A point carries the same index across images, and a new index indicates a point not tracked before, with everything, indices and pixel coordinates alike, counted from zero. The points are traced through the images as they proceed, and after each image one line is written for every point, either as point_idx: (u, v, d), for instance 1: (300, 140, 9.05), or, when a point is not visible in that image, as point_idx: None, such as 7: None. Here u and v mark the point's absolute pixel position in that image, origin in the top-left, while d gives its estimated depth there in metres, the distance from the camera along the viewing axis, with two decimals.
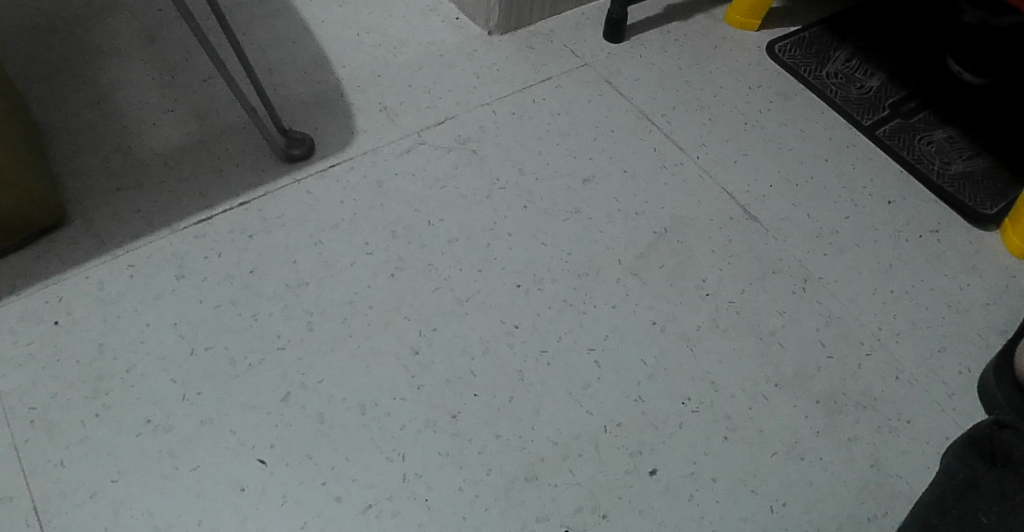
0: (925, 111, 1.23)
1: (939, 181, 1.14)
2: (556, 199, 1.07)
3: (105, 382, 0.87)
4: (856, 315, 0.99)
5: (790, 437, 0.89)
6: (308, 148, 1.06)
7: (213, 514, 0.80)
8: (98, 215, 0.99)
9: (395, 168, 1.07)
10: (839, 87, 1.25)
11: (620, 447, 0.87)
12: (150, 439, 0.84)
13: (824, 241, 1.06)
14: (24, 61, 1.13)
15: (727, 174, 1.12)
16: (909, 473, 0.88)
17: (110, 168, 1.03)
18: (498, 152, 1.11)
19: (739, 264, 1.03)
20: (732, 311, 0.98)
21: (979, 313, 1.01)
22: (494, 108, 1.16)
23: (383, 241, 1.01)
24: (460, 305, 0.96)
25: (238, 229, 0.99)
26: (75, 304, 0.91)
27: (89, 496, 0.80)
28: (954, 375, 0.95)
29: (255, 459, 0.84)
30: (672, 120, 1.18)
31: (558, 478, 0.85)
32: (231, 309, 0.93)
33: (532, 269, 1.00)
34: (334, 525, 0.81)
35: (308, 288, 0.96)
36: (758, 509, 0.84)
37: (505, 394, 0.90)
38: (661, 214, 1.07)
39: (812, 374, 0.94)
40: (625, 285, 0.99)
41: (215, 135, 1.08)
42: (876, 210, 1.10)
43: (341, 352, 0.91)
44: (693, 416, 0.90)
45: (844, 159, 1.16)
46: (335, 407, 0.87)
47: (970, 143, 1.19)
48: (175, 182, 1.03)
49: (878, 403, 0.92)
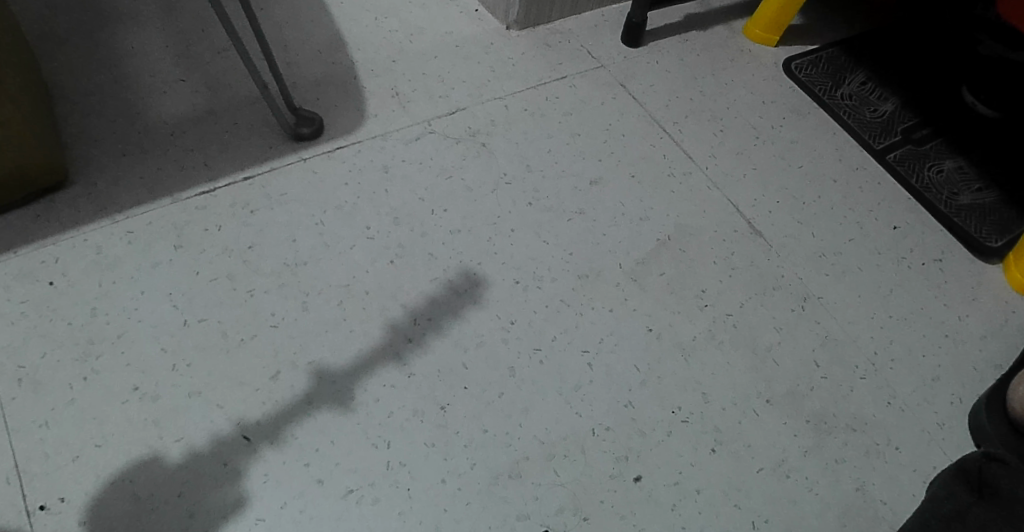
0: (937, 139, 1.21)
1: (946, 210, 1.13)
2: (561, 198, 1.06)
3: (96, 345, 0.87)
4: (853, 338, 0.98)
5: (778, 455, 0.88)
6: (317, 127, 1.06)
7: (193, 486, 0.80)
8: (102, 179, 0.99)
9: (403, 155, 1.07)
10: (852, 109, 1.24)
11: (607, 451, 0.86)
12: (135, 406, 0.84)
13: (827, 261, 1.05)
14: (40, 19, 1.13)
15: (735, 187, 1.11)
16: (895, 500, 0.87)
17: (118, 133, 1.03)
18: (507, 147, 1.10)
19: (740, 277, 1.02)
20: (729, 323, 0.97)
21: (977, 346, 1.00)
22: (507, 103, 1.15)
23: (385, 226, 1.00)
24: (458, 297, 0.96)
25: (241, 205, 1.00)
26: (73, 267, 0.92)
27: (72, 459, 0.80)
28: (947, 406, 0.94)
29: (240, 435, 0.83)
30: (684, 129, 1.17)
31: (543, 478, 0.84)
32: (227, 283, 0.93)
33: (531, 266, 0.99)
34: (312, 506, 0.80)
35: (306, 268, 0.96)
36: (741, 524, 0.83)
37: (493, 389, 0.89)
38: (665, 221, 1.06)
39: (805, 393, 0.93)
40: (622, 288, 0.99)
41: (226, 109, 1.08)
42: (883, 234, 1.09)
43: (332, 334, 0.91)
44: (681, 426, 0.89)
45: (853, 180, 1.15)
46: (324, 388, 0.87)
47: (979, 174, 1.18)
48: (182, 153, 1.03)
49: (870, 427, 0.91)
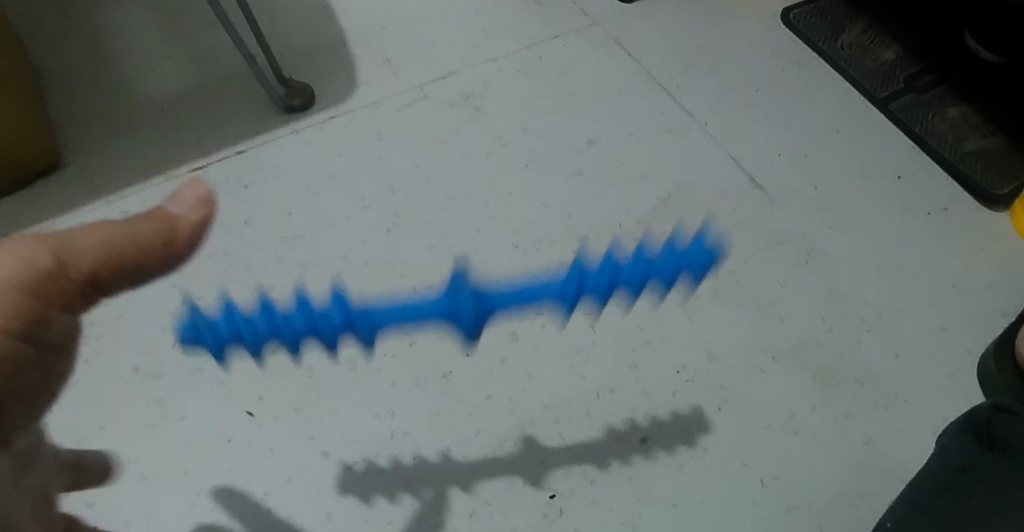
0: (941, 85, 1.18)
1: (951, 158, 1.10)
2: (559, 159, 1.05)
3: (96, 327, 0.88)
4: (859, 291, 0.97)
5: (785, 411, 0.87)
6: (308, 98, 1.05)
7: (198, 464, 0.80)
8: (93, 159, 1.01)
9: (396, 122, 1.06)
10: (853, 58, 1.21)
11: (612, 413, 0.85)
12: (138, 386, 0.85)
13: (830, 214, 1.03)
14: (29, 9, 1.16)
15: (735, 141, 1.09)
16: (905, 453, 0.85)
17: (108, 114, 1.05)
18: (501, 110, 1.09)
19: (742, 233, 1.00)
20: (733, 281, 0.96)
21: (985, 295, 0.98)
22: (499, 65, 1.13)
23: (380, 196, 0.99)
24: (457, 264, 0.94)
25: (234, 179, 1.00)
26: None
27: (78, 442, 0.81)
28: (956, 357, 0.93)
29: (243, 411, 0.83)
30: (681, 84, 1.14)
31: (549, 442, 0.83)
32: (224, 259, 0.93)
33: (530, 231, 0.98)
34: (317, 479, 0.80)
35: (303, 241, 0.95)
36: (749, 482, 0.82)
37: (496, 354, 0.88)
38: (665, 179, 1.04)
39: (811, 347, 0.92)
40: (623, 249, 0.97)
41: (214, 84, 1.08)
42: (886, 185, 1.07)
43: (331, 306, 0.90)
44: (688, 386, 0.88)
45: (855, 131, 1.13)
46: (325, 360, 0.87)
47: (985, 118, 1.14)
48: (173, 130, 1.04)
49: (877, 380, 0.90)
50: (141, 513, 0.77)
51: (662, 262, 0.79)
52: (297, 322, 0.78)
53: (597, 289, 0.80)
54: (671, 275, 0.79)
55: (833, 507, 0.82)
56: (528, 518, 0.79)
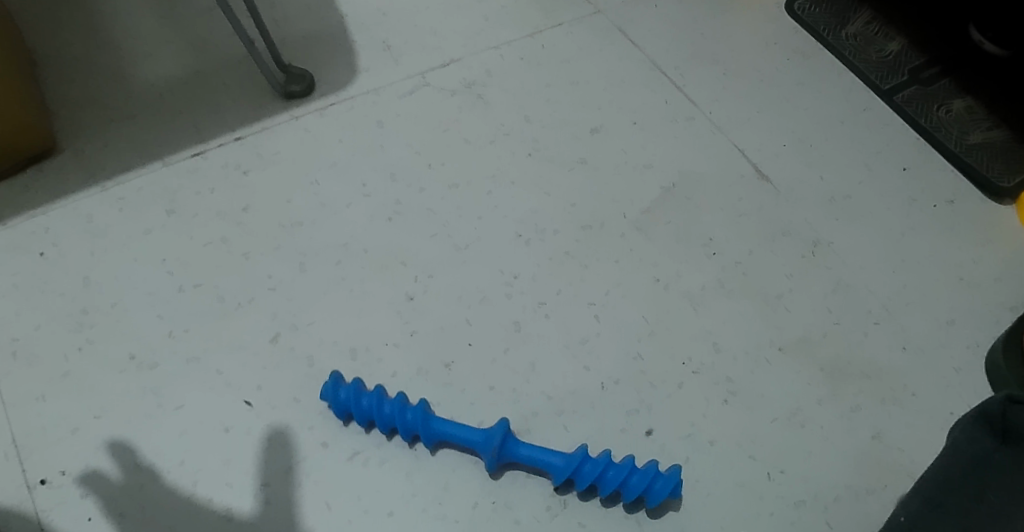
0: (947, 77, 1.16)
1: (957, 150, 1.08)
2: (562, 148, 1.03)
3: (90, 315, 0.87)
4: (866, 284, 0.95)
5: (791, 404, 0.86)
6: (308, 85, 1.04)
7: (195, 454, 0.79)
8: (88, 145, 0.99)
9: (396, 109, 1.04)
10: (858, 49, 1.19)
11: (617, 405, 0.84)
12: (134, 375, 0.83)
13: (836, 205, 1.02)
14: None
15: (740, 131, 1.08)
16: (913, 448, 0.84)
17: (105, 100, 1.03)
18: (504, 98, 1.07)
19: (748, 224, 0.99)
20: (738, 272, 0.95)
21: (992, 289, 0.97)
22: (502, 52, 1.12)
23: (380, 183, 0.98)
24: (459, 253, 0.93)
25: (233, 166, 0.98)
26: (63, 237, 0.92)
27: (72, 432, 0.80)
28: (963, 351, 0.91)
29: (241, 400, 0.82)
30: (685, 73, 1.13)
31: (552, 434, 0.82)
32: (222, 246, 0.92)
33: (533, 219, 0.96)
34: (317, 470, 0.79)
35: (302, 229, 0.94)
36: (755, 476, 0.81)
37: (499, 345, 0.87)
38: (670, 168, 1.03)
39: (818, 339, 0.91)
40: (627, 239, 0.96)
41: (212, 70, 1.07)
42: (893, 177, 1.06)
43: (332, 295, 0.89)
44: (693, 378, 0.86)
45: (862, 122, 1.11)
46: (324, 349, 0.85)
47: (992, 111, 1.13)
48: (171, 116, 1.02)
49: (884, 373, 0.89)
50: (137, 504, 0.76)
51: (640, 476, 0.73)
52: (379, 405, 0.77)
53: (585, 474, 0.74)
54: (642, 489, 0.73)
55: (840, 502, 0.80)
56: (532, 511, 0.78)
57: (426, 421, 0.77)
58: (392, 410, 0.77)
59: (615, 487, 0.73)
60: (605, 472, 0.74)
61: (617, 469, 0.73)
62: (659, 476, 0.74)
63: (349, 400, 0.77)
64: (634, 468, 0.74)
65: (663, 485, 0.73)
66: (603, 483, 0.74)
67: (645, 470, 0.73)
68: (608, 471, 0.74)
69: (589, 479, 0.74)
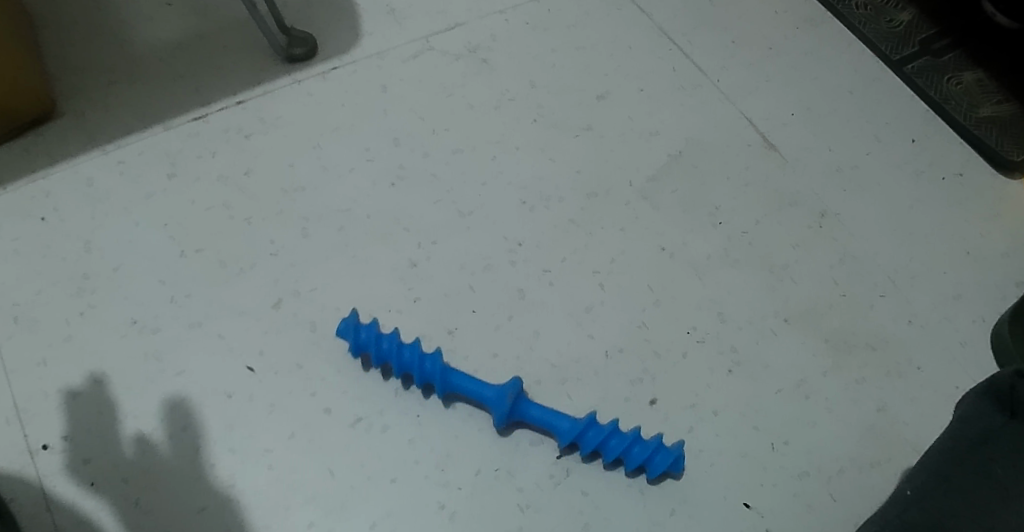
0: (958, 48, 1.14)
1: (966, 123, 1.07)
2: (568, 114, 1.02)
3: (91, 280, 0.86)
4: (873, 255, 0.95)
5: (796, 375, 0.85)
6: (310, 48, 1.02)
7: (197, 419, 0.79)
8: (88, 108, 0.97)
9: (400, 74, 1.03)
10: (868, 19, 1.17)
11: (621, 374, 0.84)
12: (135, 340, 0.82)
13: (844, 176, 1.01)
14: None
15: (748, 99, 1.06)
16: (917, 420, 0.84)
17: (104, 62, 1.01)
18: (509, 63, 1.05)
19: (755, 194, 0.98)
20: (745, 242, 0.94)
21: (1000, 263, 0.96)
22: (507, 16, 1.10)
23: (384, 149, 0.97)
24: (463, 220, 0.92)
25: (234, 130, 0.97)
26: (63, 201, 0.91)
27: (74, 397, 0.79)
28: (969, 324, 0.91)
29: (243, 366, 0.81)
30: (694, 40, 1.11)
31: (556, 402, 0.81)
32: (224, 211, 0.91)
33: (538, 186, 0.95)
34: (320, 436, 0.78)
35: (305, 194, 0.93)
36: (759, 446, 0.81)
37: (502, 313, 0.86)
38: (677, 137, 1.01)
39: (824, 311, 0.90)
40: (633, 207, 0.95)
41: (212, 31, 1.05)
42: (902, 148, 1.05)
43: (334, 261, 0.88)
44: (698, 348, 0.86)
45: (871, 92, 1.10)
46: (327, 316, 0.85)
47: (1002, 83, 1.11)
48: (171, 79, 1.00)
49: (889, 346, 0.88)
50: (140, 469, 0.76)
51: (642, 448, 0.74)
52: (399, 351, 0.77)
53: (588, 440, 0.74)
54: (642, 461, 0.73)
55: (843, 473, 0.80)
56: (535, 479, 0.78)
57: (442, 372, 0.76)
58: (410, 356, 0.76)
59: (616, 455, 0.74)
60: (608, 441, 0.74)
61: (620, 438, 0.74)
62: (660, 449, 0.74)
63: (369, 341, 0.77)
64: (638, 440, 0.74)
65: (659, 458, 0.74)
66: (605, 450, 0.74)
67: (648, 443, 0.73)
68: (612, 439, 0.74)
69: (592, 445, 0.74)
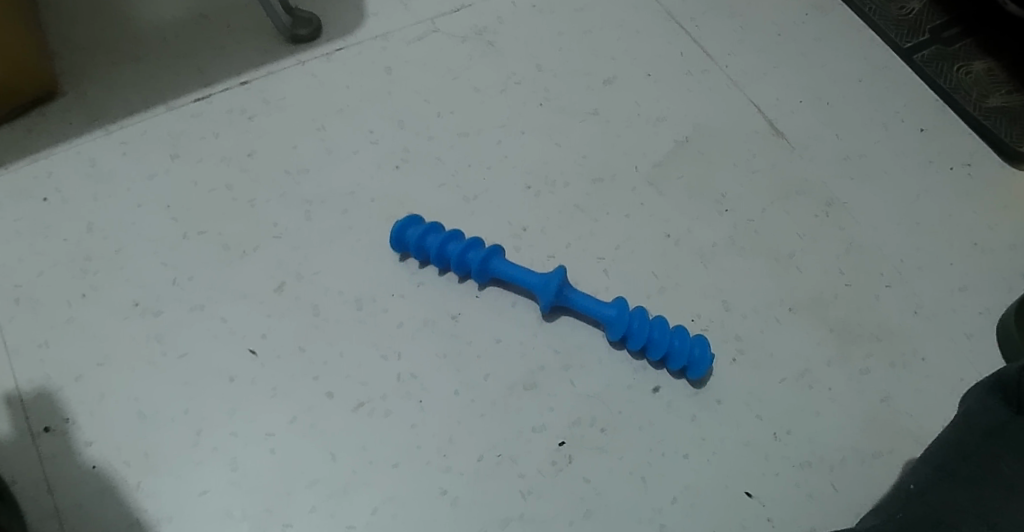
0: (969, 37, 1.13)
1: (975, 112, 1.06)
2: (574, 99, 1.01)
3: (93, 262, 0.85)
4: (879, 245, 0.94)
5: (800, 365, 0.85)
6: (315, 28, 1.01)
7: (199, 401, 0.78)
8: (91, 87, 0.97)
9: (405, 56, 1.02)
10: (879, 6, 1.16)
11: (624, 361, 0.83)
12: (137, 322, 0.82)
13: (852, 164, 1.00)
14: None
15: (757, 86, 1.05)
16: (920, 412, 0.84)
17: (107, 41, 1.01)
18: (515, 46, 1.04)
19: (762, 181, 0.97)
20: (750, 230, 0.93)
21: (1007, 254, 0.95)
22: None
23: (388, 131, 0.96)
24: (467, 204, 0.91)
25: (238, 111, 0.96)
26: (65, 182, 0.90)
27: (75, 379, 0.79)
28: (974, 316, 0.90)
29: (245, 349, 0.81)
30: (702, 25, 1.10)
31: (558, 389, 0.81)
32: (227, 193, 0.90)
33: (544, 171, 0.95)
34: (322, 420, 0.78)
35: (308, 176, 0.92)
36: (761, 435, 0.81)
37: (506, 298, 0.86)
38: (684, 123, 1.00)
39: (829, 300, 0.89)
40: (638, 193, 0.94)
41: (216, 11, 1.04)
42: (911, 137, 1.04)
43: (338, 244, 0.88)
44: (702, 335, 0.85)
45: (881, 80, 1.09)
46: (330, 299, 0.84)
47: (1013, 73, 1.10)
48: (175, 59, 0.99)
49: (894, 336, 0.88)
50: (141, 451, 0.76)
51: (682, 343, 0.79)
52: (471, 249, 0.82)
53: (635, 331, 0.79)
54: (684, 353, 0.79)
55: (845, 464, 0.80)
56: (536, 465, 0.77)
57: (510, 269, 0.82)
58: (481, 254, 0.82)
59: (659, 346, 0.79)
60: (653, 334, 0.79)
61: (665, 332, 0.79)
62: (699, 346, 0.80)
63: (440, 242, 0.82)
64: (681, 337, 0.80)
65: (699, 350, 0.79)
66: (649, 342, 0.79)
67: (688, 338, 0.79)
68: (655, 332, 0.79)
69: (639, 336, 0.79)
